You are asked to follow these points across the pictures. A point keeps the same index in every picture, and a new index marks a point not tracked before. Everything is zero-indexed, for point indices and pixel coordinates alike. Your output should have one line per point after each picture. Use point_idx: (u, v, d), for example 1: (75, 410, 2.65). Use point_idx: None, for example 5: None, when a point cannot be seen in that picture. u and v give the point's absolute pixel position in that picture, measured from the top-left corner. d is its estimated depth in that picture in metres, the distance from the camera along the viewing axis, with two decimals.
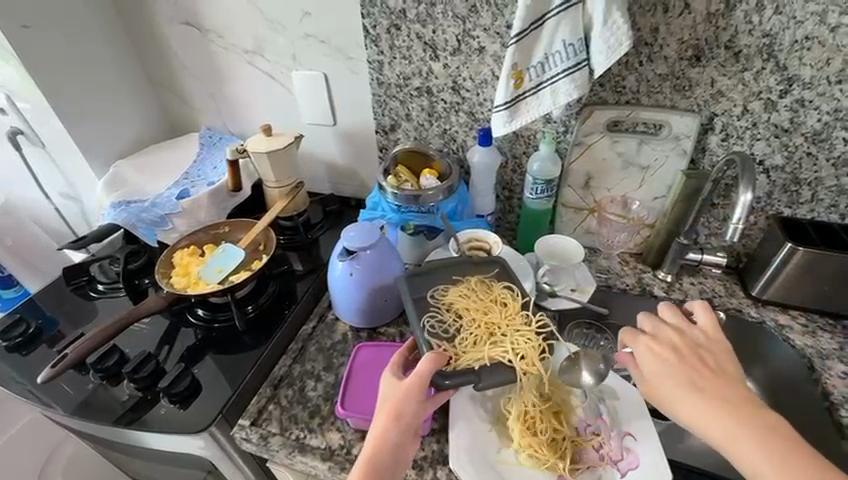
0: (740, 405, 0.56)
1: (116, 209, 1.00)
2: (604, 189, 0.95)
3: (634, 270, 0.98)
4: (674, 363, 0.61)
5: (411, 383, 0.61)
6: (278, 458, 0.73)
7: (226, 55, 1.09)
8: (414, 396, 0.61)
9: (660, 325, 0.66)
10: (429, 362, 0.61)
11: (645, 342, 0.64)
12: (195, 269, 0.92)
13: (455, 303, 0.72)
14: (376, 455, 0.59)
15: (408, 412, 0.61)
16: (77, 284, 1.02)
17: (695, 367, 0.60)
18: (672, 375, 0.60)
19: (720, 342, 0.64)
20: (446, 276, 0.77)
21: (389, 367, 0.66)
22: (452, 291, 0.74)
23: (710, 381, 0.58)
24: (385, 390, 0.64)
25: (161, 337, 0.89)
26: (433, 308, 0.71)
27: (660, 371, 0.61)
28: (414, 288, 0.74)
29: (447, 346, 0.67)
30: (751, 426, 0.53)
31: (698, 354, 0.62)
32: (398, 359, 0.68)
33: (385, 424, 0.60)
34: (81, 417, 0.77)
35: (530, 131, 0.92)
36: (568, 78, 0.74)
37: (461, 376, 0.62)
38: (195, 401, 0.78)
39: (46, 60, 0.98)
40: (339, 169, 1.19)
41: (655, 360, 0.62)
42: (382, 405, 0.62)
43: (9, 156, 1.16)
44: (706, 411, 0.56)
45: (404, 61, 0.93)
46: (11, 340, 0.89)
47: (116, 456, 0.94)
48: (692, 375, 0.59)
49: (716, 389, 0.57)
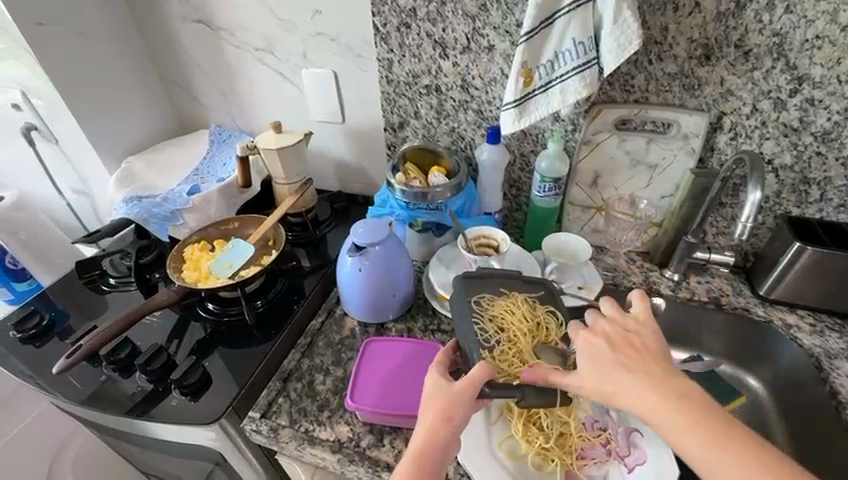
0: (667, 385, 0.55)
1: (128, 204, 1.02)
2: (611, 188, 0.96)
3: (641, 269, 0.98)
4: (607, 351, 0.59)
5: (462, 388, 0.58)
6: (287, 451, 0.74)
7: (236, 53, 1.10)
8: (466, 401, 0.58)
9: (597, 315, 0.64)
10: (481, 370, 0.58)
11: (584, 336, 0.62)
12: (205, 264, 0.93)
13: (500, 316, 0.70)
14: (422, 457, 0.58)
15: (458, 416, 0.58)
16: (89, 278, 1.03)
17: (623, 352, 0.58)
18: (599, 362, 0.58)
19: (653, 327, 0.62)
20: (493, 287, 0.74)
21: (436, 368, 0.64)
22: (497, 304, 0.71)
23: (639, 365, 0.57)
24: (432, 391, 0.61)
25: (171, 330, 0.91)
26: (475, 314, 0.70)
27: (591, 359, 0.59)
28: (459, 292, 0.73)
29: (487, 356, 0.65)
30: (671, 403, 0.54)
31: (629, 340, 0.60)
32: (442, 360, 0.66)
33: (434, 426, 0.58)
34: (94, 408, 0.78)
35: (538, 130, 0.93)
36: (577, 76, 0.74)
37: (507, 390, 0.59)
38: (205, 393, 0.79)
39: (61, 57, 1.00)
40: (347, 167, 1.20)
41: (595, 355, 0.59)
42: (429, 406, 0.60)
43: (22, 152, 1.18)
44: (637, 396, 0.55)
45: (413, 59, 0.93)
46: (25, 331, 0.90)
47: (126, 447, 0.96)
48: (623, 359, 0.58)
49: (644, 372, 0.56)
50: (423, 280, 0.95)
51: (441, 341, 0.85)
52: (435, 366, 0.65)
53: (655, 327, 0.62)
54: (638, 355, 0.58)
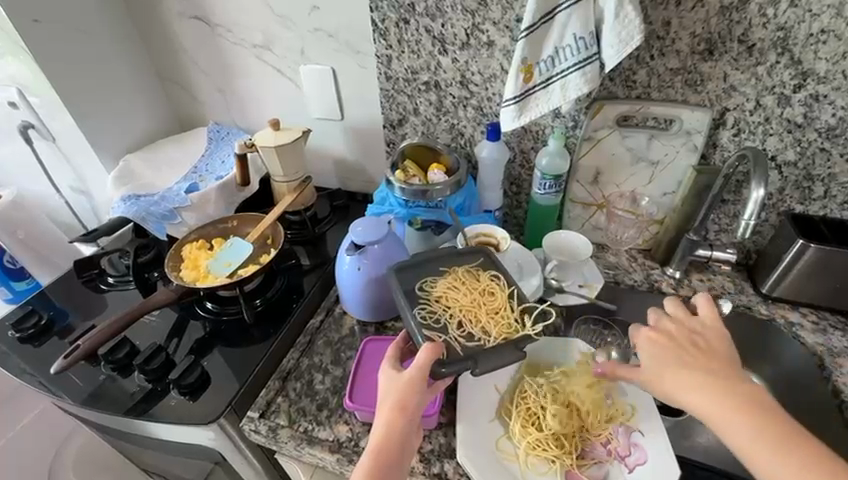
0: (730, 383, 0.58)
1: (126, 203, 1.00)
2: (612, 184, 0.95)
3: (642, 267, 0.97)
4: (674, 349, 0.64)
5: (411, 375, 0.60)
6: (286, 450, 0.74)
7: (234, 49, 1.09)
8: (417, 386, 0.60)
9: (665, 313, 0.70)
10: (426, 353, 0.59)
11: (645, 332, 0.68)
12: (204, 263, 0.93)
13: (444, 294, 0.70)
14: (384, 448, 0.59)
15: (413, 402, 0.60)
16: (88, 277, 1.03)
17: (680, 348, 0.64)
18: (664, 360, 0.63)
19: (719, 329, 0.66)
20: (434, 268, 0.75)
21: (388, 361, 0.65)
22: (439, 284, 0.72)
23: (706, 362, 0.61)
24: (386, 383, 0.63)
25: (170, 329, 0.90)
26: (422, 299, 0.70)
27: (657, 356, 0.64)
28: (402, 281, 0.72)
29: (438, 337, 0.64)
30: (726, 401, 0.57)
31: (693, 340, 0.65)
32: (395, 351, 0.67)
33: (391, 416, 0.60)
34: (94, 408, 0.78)
35: (538, 126, 0.92)
36: (578, 72, 0.73)
37: (458, 364, 0.60)
38: (204, 393, 0.79)
39: (57, 55, 0.99)
40: (346, 164, 1.19)
41: (651, 347, 0.66)
42: (385, 397, 0.62)
43: (20, 151, 1.17)
44: (697, 389, 0.58)
45: (412, 55, 0.92)
46: (24, 331, 0.90)
47: (128, 447, 0.96)
48: (689, 356, 0.62)
49: (709, 369, 0.60)
50: None
51: None
52: (388, 359, 0.66)
53: (720, 325, 0.67)
54: (705, 353, 0.62)
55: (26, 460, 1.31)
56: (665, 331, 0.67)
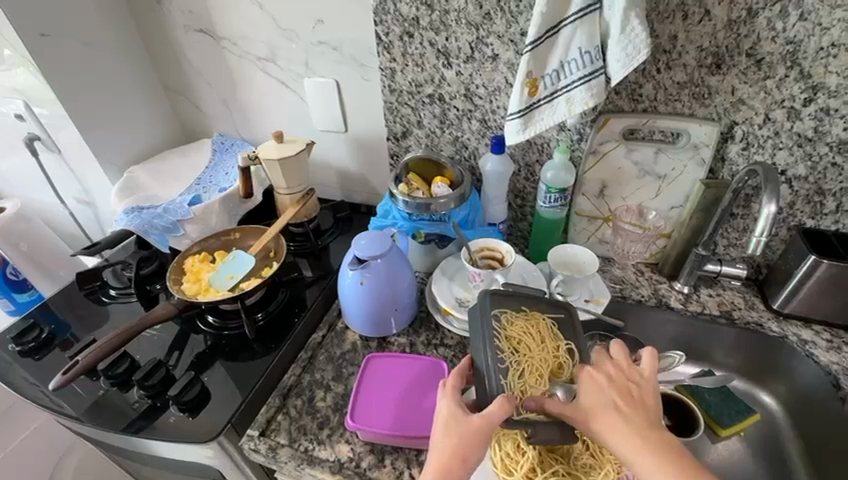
0: (651, 430, 0.55)
1: (129, 215, 1.00)
2: (618, 198, 0.94)
3: (649, 281, 0.96)
4: (604, 390, 0.58)
5: (479, 425, 0.56)
6: (286, 470, 0.73)
7: (238, 62, 1.09)
8: (481, 438, 0.56)
9: (604, 357, 0.64)
10: (500, 407, 0.56)
11: (588, 372, 0.61)
12: (206, 276, 0.92)
13: (520, 338, 0.65)
14: None
15: (472, 454, 0.56)
16: (90, 289, 1.02)
17: (619, 395, 0.58)
18: (591, 403, 0.58)
19: (655, 381, 0.61)
20: (515, 304, 0.70)
21: (446, 399, 0.62)
22: (517, 324, 0.67)
23: (637, 413, 0.57)
24: (443, 424, 0.59)
25: (171, 343, 0.89)
26: (496, 334, 0.65)
27: (592, 397, 0.58)
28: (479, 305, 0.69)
29: (508, 382, 0.62)
30: (654, 448, 0.54)
31: (628, 387, 0.59)
32: (452, 388, 0.63)
33: (448, 466, 0.55)
34: (92, 423, 0.77)
35: (543, 139, 0.91)
36: (583, 87, 0.73)
37: (518, 426, 0.57)
38: (204, 410, 0.78)
39: (64, 68, 1.00)
40: (350, 175, 1.19)
41: (590, 391, 0.59)
42: (442, 442, 0.57)
43: (26, 162, 1.18)
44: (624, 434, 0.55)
45: (416, 69, 0.92)
46: (24, 344, 0.90)
47: (125, 461, 0.94)
48: (620, 400, 0.57)
49: (636, 418, 0.56)
50: (426, 292, 0.93)
51: (445, 356, 0.83)
52: (444, 395, 0.63)
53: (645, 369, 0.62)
54: (638, 403, 0.58)
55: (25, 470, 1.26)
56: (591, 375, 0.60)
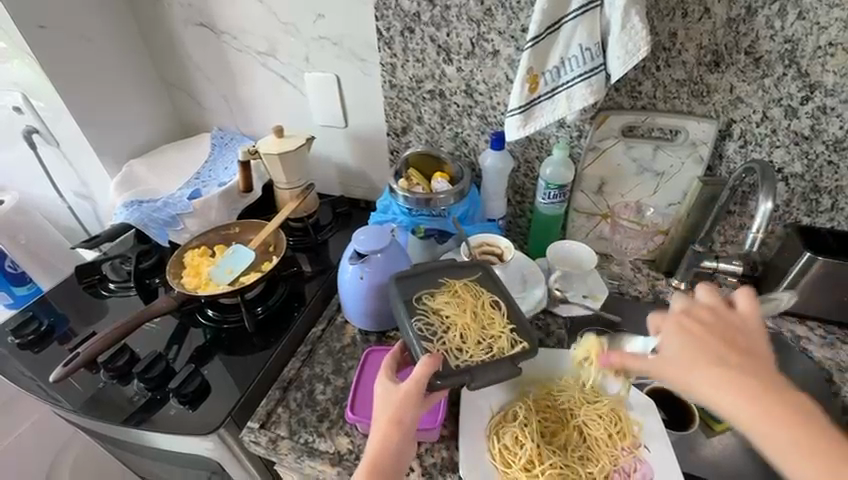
0: (764, 378, 0.52)
1: (128, 209, 1.00)
2: (617, 195, 0.94)
3: (646, 277, 0.97)
4: (705, 338, 0.56)
5: (410, 388, 0.59)
6: (286, 462, 0.73)
7: (238, 56, 1.09)
8: (414, 401, 0.60)
9: (694, 302, 0.61)
10: (425, 367, 0.59)
11: (674, 319, 0.59)
12: (206, 270, 0.92)
13: (442, 308, 0.69)
14: (377, 463, 0.58)
15: (407, 417, 0.60)
16: (90, 282, 1.02)
17: (718, 343, 0.55)
18: (689, 357, 0.55)
19: (755, 327, 0.58)
20: (431, 280, 0.73)
21: (383, 371, 0.66)
22: (438, 298, 0.70)
23: (741, 361, 0.53)
24: (382, 394, 0.63)
25: (170, 337, 0.89)
26: (419, 311, 0.69)
27: (683, 346, 0.56)
28: (402, 289, 0.71)
29: (434, 349, 0.64)
30: (762, 399, 0.50)
31: (724, 332, 0.57)
32: (390, 362, 0.67)
33: (386, 431, 0.59)
34: (92, 415, 0.77)
35: (542, 136, 0.91)
36: (583, 83, 0.73)
37: (456, 377, 0.61)
38: (204, 402, 0.78)
39: (63, 61, 0.99)
40: (349, 170, 1.19)
41: (683, 339, 0.56)
42: (381, 410, 0.61)
43: (24, 155, 1.18)
44: (738, 390, 0.51)
45: (417, 64, 0.92)
46: (24, 337, 0.90)
47: (125, 454, 0.95)
48: (720, 347, 0.55)
49: (744, 366, 0.53)
50: None
51: None
52: (383, 370, 0.66)
53: (750, 320, 0.59)
54: (753, 354, 0.54)
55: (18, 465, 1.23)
56: (687, 322, 0.58)
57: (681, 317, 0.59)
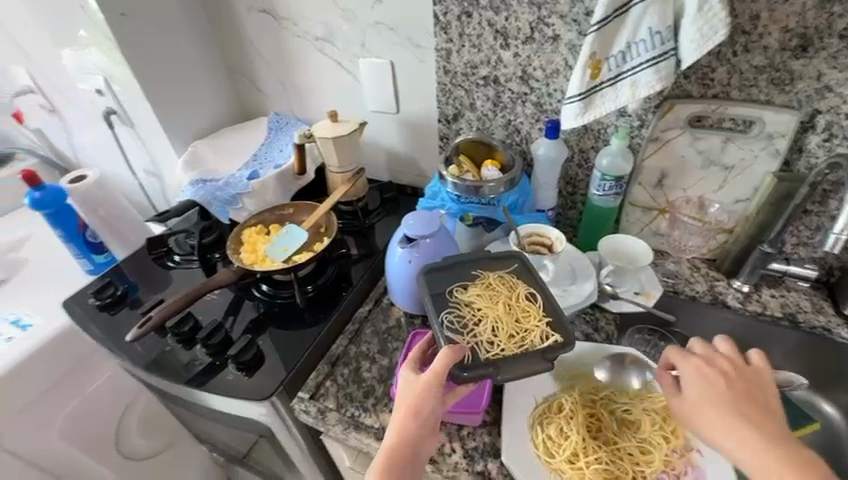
0: (778, 435, 0.54)
1: (195, 186, 1.07)
2: (678, 189, 0.90)
3: (705, 277, 0.92)
4: (719, 388, 0.58)
5: (428, 379, 0.58)
6: (333, 433, 0.76)
7: (297, 42, 1.12)
8: (435, 391, 0.59)
9: (710, 350, 0.63)
10: (445, 357, 0.57)
11: (694, 364, 0.61)
12: (262, 247, 0.97)
13: (474, 301, 0.67)
14: (397, 451, 0.58)
15: (428, 406, 0.59)
16: (157, 254, 1.10)
17: (737, 396, 0.57)
18: (708, 401, 0.58)
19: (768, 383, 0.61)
20: (465, 272, 0.72)
21: (407, 362, 0.65)
22: (470, 291, 0.68)
23: (756, 414, 0.56)
24: (405, 384, 0.62)
25: (227, 307, 0.96)
26: (451, 303, 0.67)
27: (704, 389, 0.59)
28: (431, 282, 0.69)
29: (463, 341, 0.62)
30: (778, 453, 0.52)
31: (743, 387, 0.58)
32: (416, 353, 0.67)
33: (405, 420, 0.59)
34: (161, 375, 0.84)
35: (600, 124, 0.88)
36: (651, 69, 0.69)
37: (481, 368, 0.58)
38: (259, 370, 0.83)
39: (140, 47, 1.07)
40: (398, 156, 1.21)
41: (707, 387, 0.59)
42: (402, 398, 0.61)
43: (105, 134, 1.28)
44: (754, 441, 0.53)
45: (473, 49, 0.91)
46: (103, 300, 0.98)
47: (186, 413, 1.03)
48: (736, 398, 0.57)
49: (758, 422, 0.55)
50: None
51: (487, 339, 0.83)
52: (408, 361, 0.66)
53: (766, 377, 0.61)
54: (762, 409, 0.57)
55: (104, 429, 1.17)
56: (708, 370, 0.60)
57: (700, 365, 0.61)
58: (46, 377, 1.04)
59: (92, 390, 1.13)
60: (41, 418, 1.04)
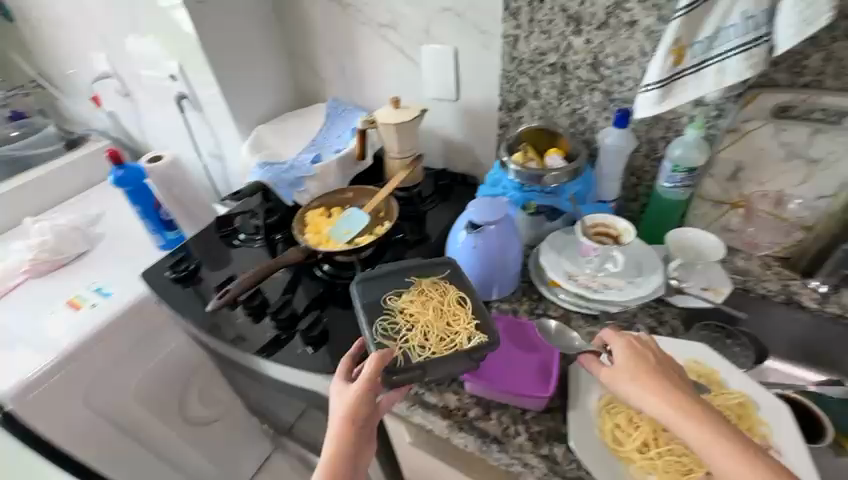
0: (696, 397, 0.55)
1: (262, 168, 1.11)
2: (754, 183, 0.86)
3: (778, 276, 0.88)
4: (644, 358, 0.59)
5: (358, 387, 0.63)
6: (396, 409, 0.79)
7: (361, 29, 1.14)
8: (366, 397, 0.63)
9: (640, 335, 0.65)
10: (372, 365, 0.61)
11: (623, 340, 0.62)
12: (325, 229, 1.00)
13: (407, 307, 0.71)
14: (337, 457, 0.62)
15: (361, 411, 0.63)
16: (225, 232, 1.16)
17: (658, 365, 0.59)
18: (637, 366, 0.58)
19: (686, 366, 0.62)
20: (399, 279, 0.75)
21: (342, 370, 0.69)
22: (404, 297, 0.72)
23: (676, 379, 0.57)
24: (340, 393, 0.66)
25: (285, 287, 0.99)
26: (386, 310, 0.71)
27: (630, 359, 0.59)
28: (368, 291, 0.73)
29: (394, 346, 0.66)
30: (699, 411, 0.52)
31: (664, 362, 0.60)
32: (349, 362, 0.70)
33: (343, 427, 0.63)
34: (233, 344, 0.89)
35: (674, 114, 0.85)
36: (741, 56, 0.67)
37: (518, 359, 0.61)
38: (325, 346, 0.86)
39: (214, 34, 1.12)
40: (454, 144, 1.21)
41: (630, 355, 0.60)
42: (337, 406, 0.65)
43: (175, 118, 1.35)
44: (674, 397, 0.54)
45: (542, 36, 0.90)
46: (178, 273, 1.06)
47: (250, 383, 1.09)
48: (657, 366, 0.58)
49: (677, 385, 0.56)
50: (530, 264, 0.94)
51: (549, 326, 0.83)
52: (341, 368, 0.69)
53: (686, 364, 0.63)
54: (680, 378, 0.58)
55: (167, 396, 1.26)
56: (636, 344, 0.62)
57: (629, 340, 0.62)
58: (123, 342, 1.11)
59: (162, 355, 1.20)
60: (117, 376, 1.12)
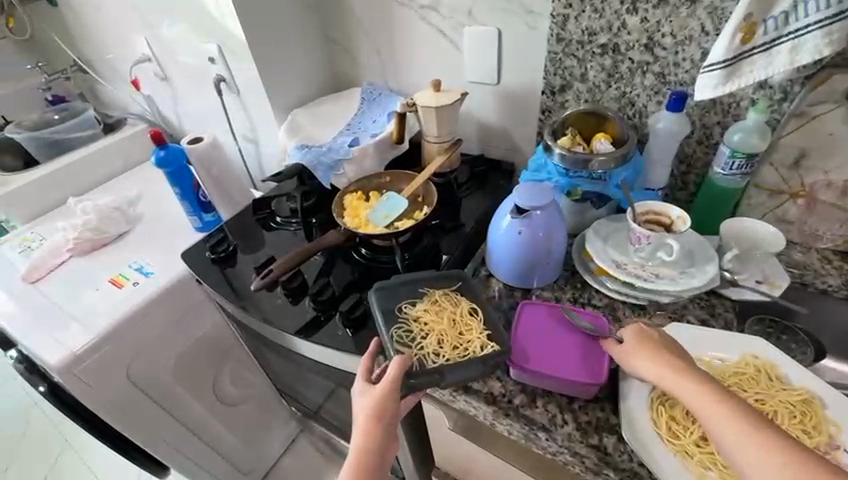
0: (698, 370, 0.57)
1: (301, 150, 1.12)
2: (818, 171, 0.81)
3: (839, 270, 0.84)
4: (650, 339, 0.63)
5: (383, 388, 0.62)
6: (436, 394, 0.78)
7: (400, 10, 1.12)
8: (392, 399, 0.62)
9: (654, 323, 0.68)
10: (397, 366, 0.63)
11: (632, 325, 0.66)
12: (364, 212, 0.99)
13: (421, 316, 0.73)
14: (362, 460, 0.60)
15: (387, 413, 0.62)
16: (262, 215, 1.17)
17: (665, 345, 0.62)
18: (641, 345, 0.62)
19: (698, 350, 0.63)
20: (413, 289, 0.77)
21: (361, 374, 0.67)
22: (418, 307, 0.74)
23: (681, 356, 0.60)
24: (363, 397, 0.64)
25: (319, 270, 0.98)
26: (400, 319, 0.72)
27: (638, 340, 0.63)
28: (385, 300, 0.75)
29: (410, 353, 0.67)
30: (696, 379, 0.55)
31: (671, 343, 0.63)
32: (368, 365, 0.68)
33: (369, 430, 0.61)
34: (273, 324, 0.89)
35: (733, 97, 0.81)
36: (819, 32, 0.62)
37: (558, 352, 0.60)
38: (365, 329, 0.86)
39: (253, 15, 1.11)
40: (492, 130, 1.19)
41: (636, 337, 0.64)
42: (360, 409, 0.63)
43: (212, 101, 1.36)
44: (673, 369, 0.57)
45: (594, 15, 0.86)
46: (217, 253, 1.06)
47: (285, 364, 1.10)
48: (661, 345, 0.61)
49: (680, 360, 0.59)
50: (573, 252, 0.91)
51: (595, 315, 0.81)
52: (360, 371, 0.68)
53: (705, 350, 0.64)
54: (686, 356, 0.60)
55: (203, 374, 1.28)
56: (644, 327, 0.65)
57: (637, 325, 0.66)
58: (164, 317, 1.14)
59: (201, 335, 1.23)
60: (157, 354, 1.14)
